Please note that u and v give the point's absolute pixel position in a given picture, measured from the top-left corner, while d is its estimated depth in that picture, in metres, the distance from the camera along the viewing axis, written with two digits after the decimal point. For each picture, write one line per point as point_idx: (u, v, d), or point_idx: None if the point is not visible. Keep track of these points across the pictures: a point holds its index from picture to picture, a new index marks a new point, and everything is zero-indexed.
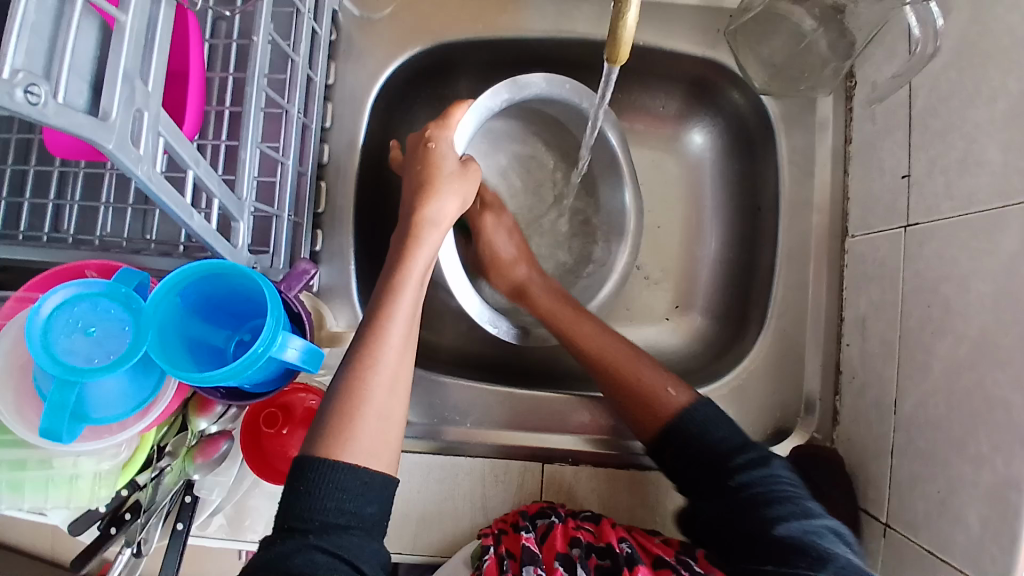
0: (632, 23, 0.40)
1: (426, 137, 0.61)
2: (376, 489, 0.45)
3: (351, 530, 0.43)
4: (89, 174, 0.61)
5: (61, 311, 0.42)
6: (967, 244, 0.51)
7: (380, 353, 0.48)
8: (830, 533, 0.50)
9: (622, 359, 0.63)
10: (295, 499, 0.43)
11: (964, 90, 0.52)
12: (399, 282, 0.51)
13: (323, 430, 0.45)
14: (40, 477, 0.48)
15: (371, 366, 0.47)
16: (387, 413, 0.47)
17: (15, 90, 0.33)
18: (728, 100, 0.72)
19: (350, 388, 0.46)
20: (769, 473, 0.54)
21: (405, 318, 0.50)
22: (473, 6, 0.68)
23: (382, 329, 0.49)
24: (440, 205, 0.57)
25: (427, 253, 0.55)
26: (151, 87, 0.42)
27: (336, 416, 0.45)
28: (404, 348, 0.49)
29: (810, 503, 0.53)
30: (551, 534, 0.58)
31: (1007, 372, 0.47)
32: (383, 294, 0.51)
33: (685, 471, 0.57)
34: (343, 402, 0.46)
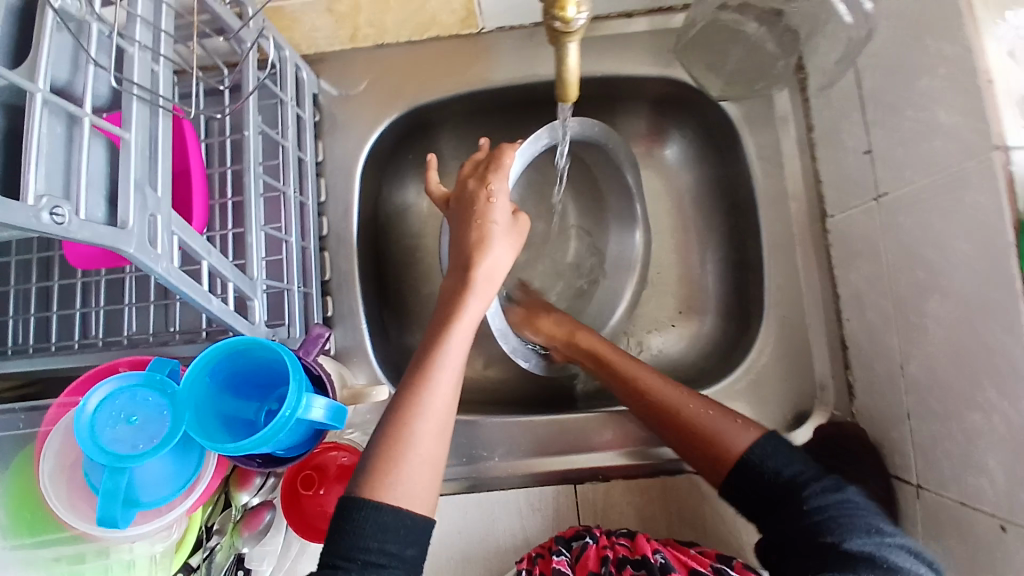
0: (575, 68, 0.45)
1: (489, 192, 0.59)
2: (417, 531, 0.47)
3: (391, 570, 0.45)
4: (111, 279, 0.65)
5: (104, 405, 0.45)
6: (936, 205, 0.53)
7: (427, 399, 0.50)
8: (903, 551, 0.50)
9: (687, 405, 0.62)
10: (341, 537, 0.45)
11: (906, 63, 0.55)
12: (448, 328, 0.53)
13: (366, 474, 0.47)
14: (99, 568, 0.51)
15: (415, 412, 0.49)
16: (431, 458, 0.49)
17: (42, 213, 0.37)
18: (692, 111, 0.76)
19: (395, 434, 0.48)
20: (841, 498, 0.54)
21: (453, 364, 0.52)
22: (440, 65, 0.73)
23: (430, 379, 0.51)
24: (494, 257, 0.56)
25: (479, 307, 0.55)
26: (160, 193, 0.47)
27: (381, 460, 0.47)
28: (449, 393, 0.51)
29: (887, 525, 0.52)
30: (584, 555, 0.61)
31: (999, 320, 0.48)
32: (434, 341, 0.53)
33: (752, 504, 0.58)
34: (388, 448, 0.48)
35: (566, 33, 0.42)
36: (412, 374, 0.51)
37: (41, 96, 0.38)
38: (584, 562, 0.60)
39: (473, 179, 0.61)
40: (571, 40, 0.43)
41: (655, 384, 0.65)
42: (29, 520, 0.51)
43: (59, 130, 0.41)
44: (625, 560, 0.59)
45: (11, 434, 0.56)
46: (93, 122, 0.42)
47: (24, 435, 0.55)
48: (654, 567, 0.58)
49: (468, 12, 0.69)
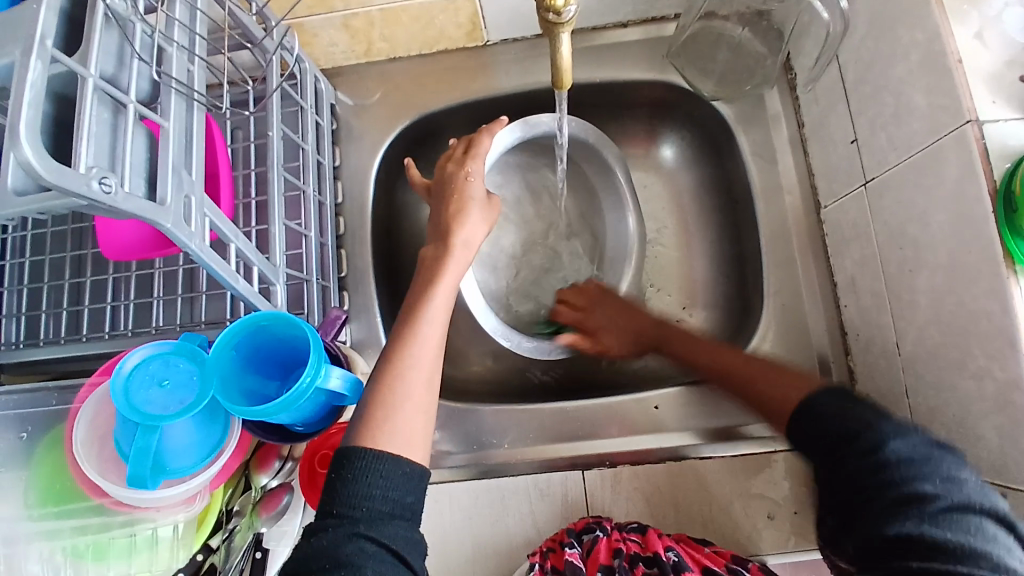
0: (567, 57, 0.49)
1: (466, 172, 0.65)
2: (415, 480, 0.48)
3: (397, 520, 0.46)
4: (140, 275, 0.70)
5: (139, 369, 0.49)
6: (916, 183, 0.56)
7: (415, 350, 0.53)
8: (957, 519, 0.43)
9: (739, 362, 0.64)
10: (341, 486, 0.46)
11: (882, 53, 0.58)
12: (430, 287, 0.57)
13: (361, 420, 0.49)
14: (124, 541, 0.54)
15: (405, 359, 0.52)
16: (423, 403, 0.51)
17: (92, 181, 0.40)
18: (688, 114, 0.80)
19: (387, 382, 0.51)
20: (884, 459, 0.47)
21: (437, 319, 0.55)
22: (449, 77, 0.78)
23: (416, 332, 0.54)
24: (470, 228, 0.61)
25: (456, 271, 0.59)
26: (194, 177, 0.50)
27: (374, 407, 0.50)
28: (435, 343, 0.54)
29: (935, 482, 0.45)
30: (595, 549, 0.61)
31: (980, 286, 0.50)
32: (416, 300, 0.56)
33: (817, 449, 0.52)
34: (380, 395, 0.50)
35: (558, 24, 0.46)
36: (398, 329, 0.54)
37: (92, 80, 0.43)
38: (596, 554, 0.60)
39: (452, 163, 0.67)
40: (562, 30, 0.46)
41: (709, 349, 0.67)
42: (57, 492, 0.55)
43: (107, 117, 0.45)
44: (637, 556, 0.61)
45: (44, 411, 0.59)
46: (136, 109, 0.46)
47: (55, 412, 0.59)
48: (668, 565, 0.59)
49: (473, 25, 0.74)
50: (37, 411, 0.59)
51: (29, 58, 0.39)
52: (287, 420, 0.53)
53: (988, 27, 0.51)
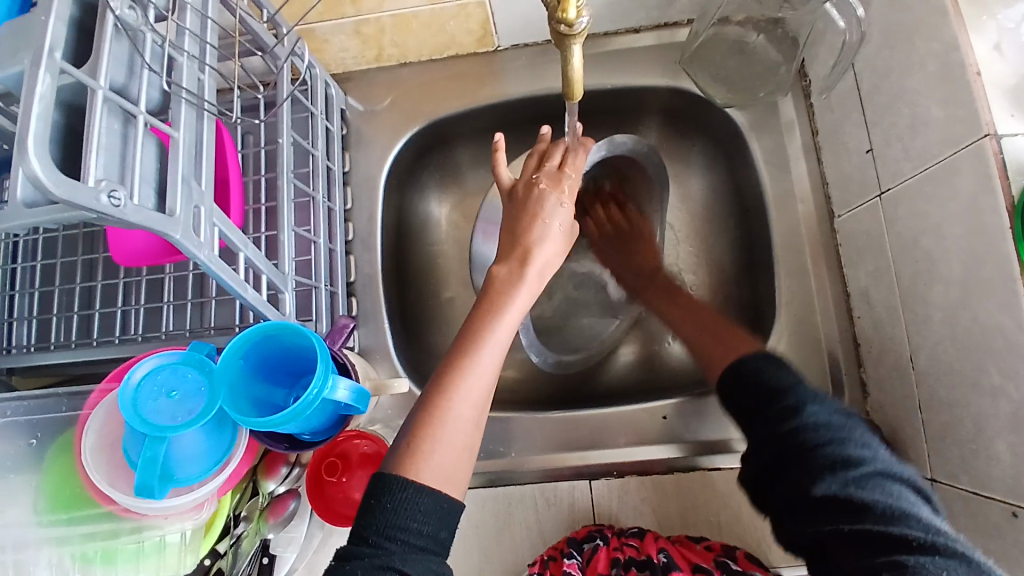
0: (579, 67, 0.49)
1: (558, 194, 0.61)
2: (451, 516, 0.47)
3: (428, 554, 0.45)
4: (151, 279, 0.71)
5: (148, 378, 0.49)
6: (932, 196, 0.55)
7: (467, 380, 0.52)
8: (879, 479, 0.48)
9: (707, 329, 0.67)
10: (380, 514, 0.45)
11: (899, 62, 0.57)
12: (495, 312, 0.55)
13: (406, 449, 0.49)
14: (133, 547, 0.55)
15: (457, 389, 0.51)
16: (467, 438, 0.51)
17: (101, 195, 0.40)
18: (700, 120, 0.79)
19: (434, 411, 0.50)
20: (809, 424, 0.51)
21: (497, 346, 0.54)
22: (459, 82, 0.78)
23: (473, 360, 0.53)
24: (548, 248, 0.59)
25: (526, 296, 0.57)
26: (204, 186, 0.50)
27: (419, 438, 0.49)
28: (490, 373, 0.53)
29: (857, 448, 0.50)
30: (594, 557, 0.63)
31: (995, 303, 0.49)
32: (479, 324, 0.55)
33: (743, 415, 0.56)
34: (426, 424, 0.50)
35: (570, 36, 0.45)
36: (453, 356, 0.53)
37: (101, 93, 0.43)
38: (595, 565, 0.62)
39: (542, 179, 0.63)
40: (574, 42, 0.46)
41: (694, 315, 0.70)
42: (67, 498, 0.55)
43: (117, 127, 0.45)
44: (631, 561, 0.62)
45: (55, 416, 0.59)
46: (146, 120, 0.46)
47: (67, 419, 0.59)
48: (659, 567, 0.60)
49: (484, 32, 0.73)
50: (47, 417, 0.59)
51: (38, 71, 0.39)
52: (294, 430, 0.53)
53: (1006, 39, 0.49)
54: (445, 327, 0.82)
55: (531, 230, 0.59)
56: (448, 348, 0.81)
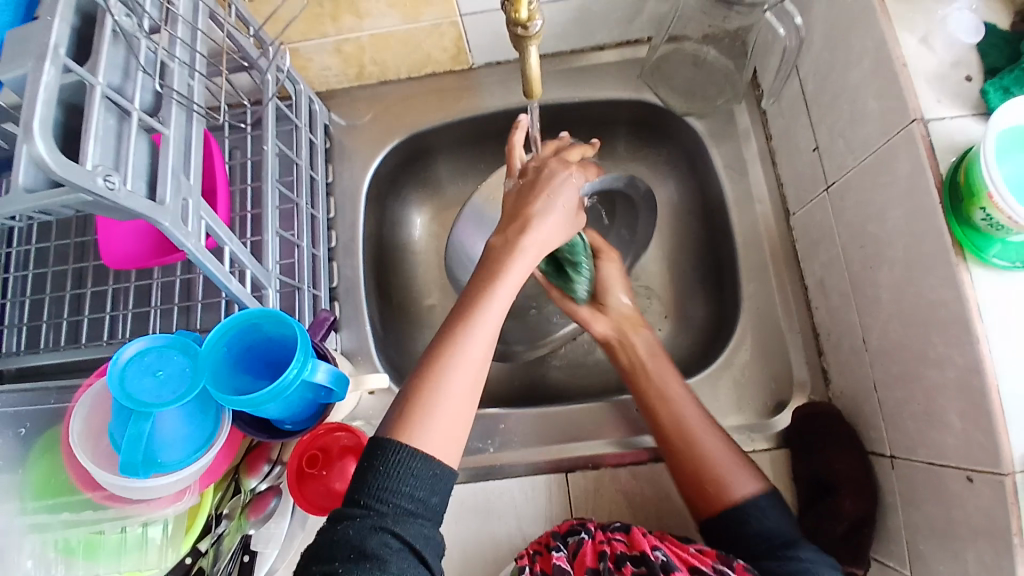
0: (536, 70, 0.52)
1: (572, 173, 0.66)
2: (442, 481, 0.49)
3: (418, 518, 0.47)
4: (139, 286, 0.74)
5: (134, 360, 0.51)
6: (872, 184, 0.59)
7: (461, 348, 0.53)
8: None
9: (708, 440, 0.64)
10: (370, 478, 0.47)
11: (837, 64, 0.62)
12: (488, 289, 0.56)
13: (399, 416, 0.51)
14: (116, 540, 0.57)
15: (452, 357, 0.53)
16: (462, 404, 0.52)
17: (97, 177, 0.43)
18: (663, 131, 0.84)
19: (429, 380, 0.52)
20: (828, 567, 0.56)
21: (491, 319, 0.56)
22: (437, 98, 0.83)
23: (468, 329, 0.54)
24: (544, 225, 0.61)
25: (521, 266, 0.58)
26: (192, 180, 0.53)
27: (412, 406, 0.51)
28: (487, 338, 0.55)
29: None
30: (581, 551, 0.61)
31: (934, 274, 0.53)
32: (476, 295, 0.56)
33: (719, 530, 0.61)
34: (420, 393, 0.51)
35: (527, 37, 0.49)
36: (451, 324, 0.55)
37: (100, 89, 0.46)
38: (582, 558, 0.60)
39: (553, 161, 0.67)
40: (531, 42, 0.50)
41: (694, 419, 0.66)
42: (54, 486, 0.59)
43: (113, 122, 0.48)
44: (624, 557, 0.59)
45: (43, 408, 0.64)
46: (139, 117, 0.49)
47: (54, 410, 0.63)
48: (656, 564, 0.57)
49: (459, 49, 0.79)
50: (36, 410, 0.64)
51: (44, 63, 0.43)
52: (276, 412, 0.55)
53: (933, 32, 0.55)
54: (425, 333, 0.84)
55: (533, 206, 0.61)
56: None
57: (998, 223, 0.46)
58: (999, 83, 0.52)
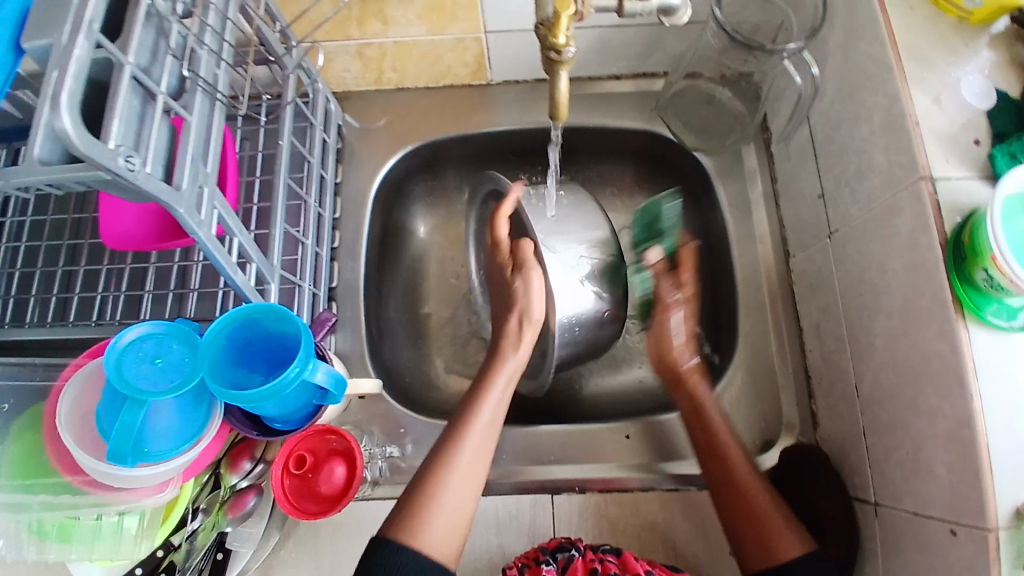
0: (564, 93, 0.53)
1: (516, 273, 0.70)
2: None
3: None
4: (134, 269, 0.73)
5: (134, 345, 0.50)
6: (875, 234, 0.61)
7: (457, 452, 0.60)
8: None
9: (782, 539, 0.59)
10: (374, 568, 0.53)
11: (848, 116, 0.64)
12: (482, 398, 0.64)
13: (400, 514, 0.56)
14: (91, 527, 0.58)
15: (448, 459, 0.59)
16: (459, 505, 0.58)
17: (118, 157, 0.42)
18: (671, 165, 0.85)
19: (427, 481, 0.58)
20: None
21: (484, 423, 0.62)
22: (452, 111, 0.83)
23: (463, 434, 0.61)
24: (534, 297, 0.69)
25: (509, 367, 0.67)
26: (209, 170, 0.52)
27: (413, 505, 0.57)
28: (480, 442, 0.61)
29: None
30: (573, 566, 0.62)
31: (932, 327, 0.54)
32: (470, 404, 0.64)
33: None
34: (422, 493, 0.57)
35: (559, 62, 0.50)
36: (449, 431, 0.62)
37: (129, 69, 0.45)
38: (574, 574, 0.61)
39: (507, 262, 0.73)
40: (562, 67, 0.51)
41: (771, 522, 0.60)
42: (27, 467, 0.58)
43: (137, 104, 0.47)
44: None
45: (27, 384, 0.62)
46: (165, 101, 0.48)
47: (38, 388, 0.62)
48: None
49: (479, 65, 0.79)
50: (18, 384, 0.62)
51: (77, 36, 0.42)
52: (270, 409, 0.55)
53: (944, 94, 0.57)
54: (419, 342, 0.84)
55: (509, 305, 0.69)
56: (420, 362, 0.83)
57: (998, 284, 0.48)
58: (1007, 150, 0.54)
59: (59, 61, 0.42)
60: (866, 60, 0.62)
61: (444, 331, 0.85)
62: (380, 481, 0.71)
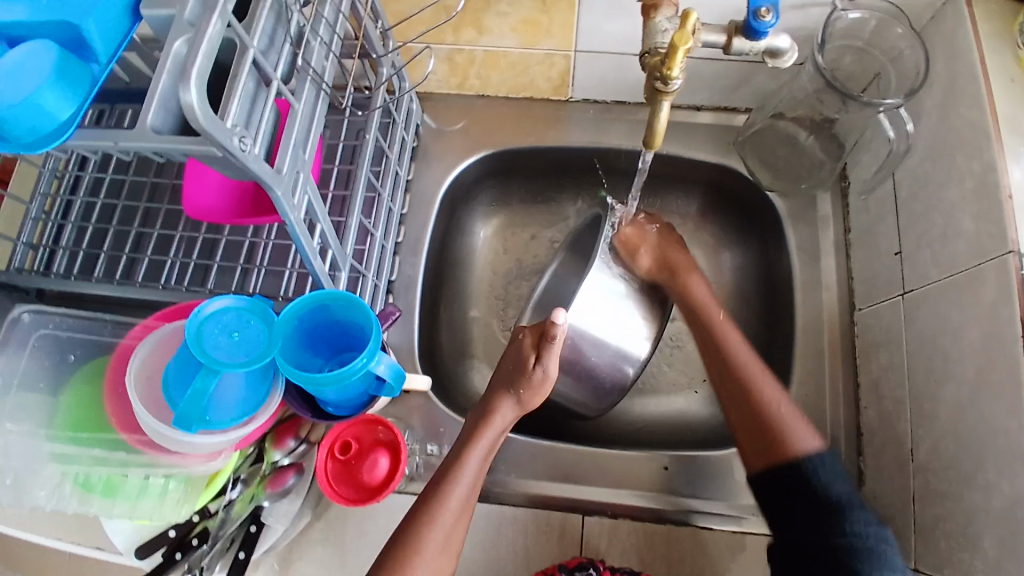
0: (664, 120, 0.53)
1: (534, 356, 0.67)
2: None
3: None
4: (205, 239, 0.74)
5: (215, 316, 0.51)
6: (953, 300, 0.60)
7: (439, 510, 0.59)
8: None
9: (788, 414, 0.65)
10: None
11: (938, 178, 0.63)
12: (464, 454, 0.63)
13: (378, 565, 0.57)
14: (137, 487, 0.58)
15: (430, 516, 0.59)
16: (439, 561, 0.58)
17: (234, 137, 0.43)
18: (740, 202, 0.85)
19: (408, 535, 0.58)
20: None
21: (468, 481, 0.62)
22: (530, 120, 0.83)
23: (446, 491, 0.60)
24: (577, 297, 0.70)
25: (500, 418, 0.66)
26: (306, 156, 0.53)
27: (392, 560, 0.56)
28: (463, 502, 0.61)
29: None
30: None
31: (1000, 402, 0.53)
32: (453, 459, 0.63)
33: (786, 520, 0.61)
34: (402, 547, 0.57)
35: (664, 92, 0.50)
36: (431, 486, 0.61)
37: (252, 52, 0.46)
38: None
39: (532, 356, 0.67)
40: (665, 98, 0.51)
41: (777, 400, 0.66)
42: (82, 418, 0.59)
43: (254, 86, 0.48)
44: None
45: (94, 339, 0.64)
46: (277, 87, 0.49)
47: (106, 344, 0.64)
48: None
49: (563, 81, 0.80)
50: (86, 338, 0.64)
51: (212, 15, 0.42)
52: (328, 393, 0.56)
53: None
54: (468, 344, 0.84)
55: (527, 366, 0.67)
56: (467, 364, 0.83)
57: None
58: None
59: (184, 33, 0.43)
60: (963, 123, 0.61)
61: (492, 337, 0.85)
62: (416, 477, 0.71)
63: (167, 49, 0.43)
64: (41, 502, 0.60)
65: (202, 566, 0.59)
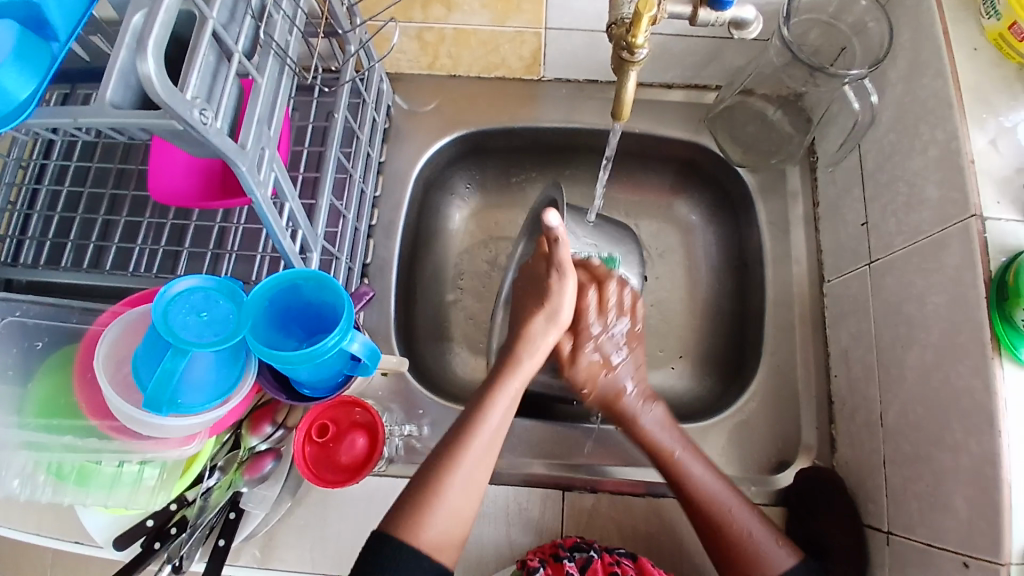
0: (631, 91, 0.53)
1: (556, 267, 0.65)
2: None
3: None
4: (174, 225, 0.73)
5: (183, 296, 0.50)
6: (918, 266, 0.61)
7: (463, 456, 0.57)
8: None
9: (755, 534, 0.60)
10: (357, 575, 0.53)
11: (903, 146, 0.64)
12: (490, 399, 0.60)
13: (395, 513, 0.55)
14: (110, 475, 0.57)
15: (454, 462, 0.56)
16: (463, 506, 0.56)
17: (195, 109, 0.42)
18: (712, 179, 0.86)
19: (429, 481, 0.56)
20: None
21: (493, 427, 0.59)
22: (501, 101, 0.83)
23: (472, 436, 0.58)
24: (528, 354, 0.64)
25: (530, 359, 0.63)
26: (271, 133, 0.53)
27: (413, 506, 0.55)
28: (488, 448, 0.58)
29: None
30: (592, 568, 0.62)
31: (965, 364, 0.54)
32: (480, 402, 0.60)
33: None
34: (423, 493, 0.55)
35: (630, 61, 0.50)
36: (454, 432, 0.59)
37: (212, 23, 0.45)
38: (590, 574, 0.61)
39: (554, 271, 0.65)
40: (632, 68, 0.51)
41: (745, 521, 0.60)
42: (51, 406, 0.58)
43: (214, 60, 0.47)
44: None
45: (61, 325, 0.63)
46: (239, 62, 0.48)
47: (72, 330, 0.63)
48: None
49: (534, 60, 0.80)
50: (52, 324, 0.63)
51: None
52: (300, 372, 0.55)
53: (1002, 136, 0.57)
54: (445, 326, 0.84)
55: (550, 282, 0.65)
56: (445, 346, 0.83)
57: None
58: None
59: (142, 5, 0.42)
60: (927, 92, 0.62)
61: (468, 319, 0.85)
62: (394, 459, 0.71)
63: (126, 22, 0.42)
64: (10, 494, 0.58)
65: (181, 555, 0.59)
